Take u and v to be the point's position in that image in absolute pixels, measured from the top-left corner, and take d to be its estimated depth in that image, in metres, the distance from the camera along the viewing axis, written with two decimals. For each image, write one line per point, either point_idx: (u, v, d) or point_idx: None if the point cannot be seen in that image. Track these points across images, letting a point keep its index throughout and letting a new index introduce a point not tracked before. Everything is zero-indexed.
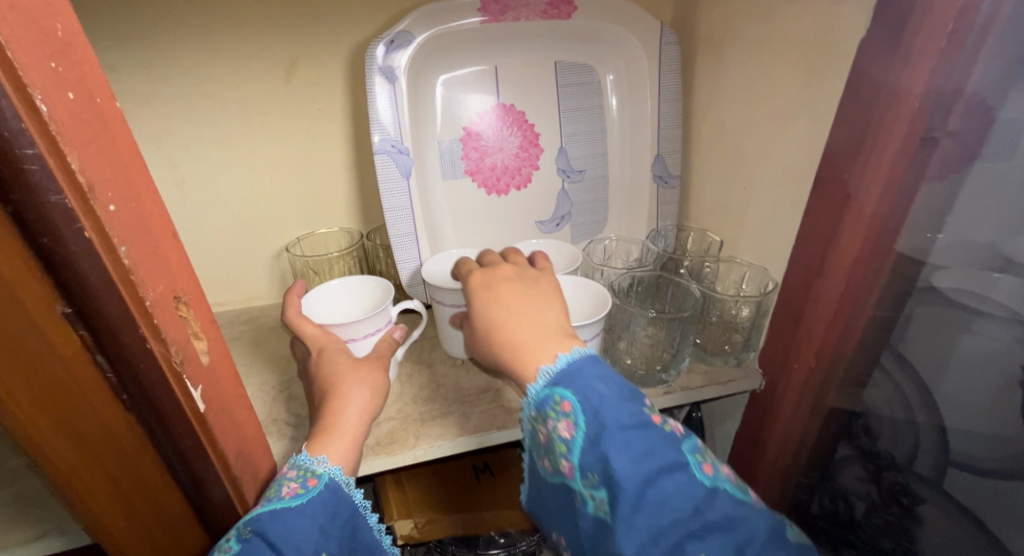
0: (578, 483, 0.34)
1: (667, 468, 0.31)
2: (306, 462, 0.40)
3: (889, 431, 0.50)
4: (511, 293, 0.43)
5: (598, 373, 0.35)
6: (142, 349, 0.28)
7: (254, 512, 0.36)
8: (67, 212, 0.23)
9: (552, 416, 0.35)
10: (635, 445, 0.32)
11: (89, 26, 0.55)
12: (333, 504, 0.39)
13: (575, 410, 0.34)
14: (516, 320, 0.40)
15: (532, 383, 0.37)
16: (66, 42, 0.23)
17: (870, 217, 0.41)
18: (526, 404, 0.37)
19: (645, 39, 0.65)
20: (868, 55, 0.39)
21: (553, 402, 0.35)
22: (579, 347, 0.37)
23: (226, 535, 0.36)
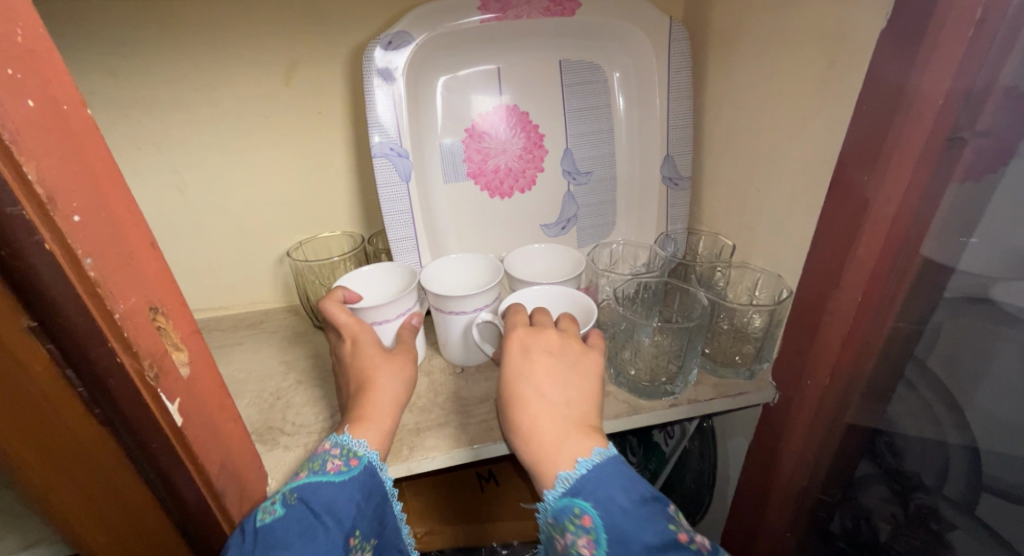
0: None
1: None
2: (350, 442, 0.41)
3: (915, 450, 0.47)
4: (544, 373, 0.42)
5: (619, 481, 0.36)
6: (111, 363, 0.27)
7: (299, 481, 0.38)
8: (26, 223, 0.22)
9: (571, 529, 0.35)
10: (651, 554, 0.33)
11: (90, 32, 0.55)
12: (369, 485, 0.40)
13: (596, 525, 0.35)
14: (541, 408, 0.40)
15: (552, 488, 0.37)
16: (26, 48, 0.22)
17: (894, 222, 0.38)
18: (543, 510, 0.38)
19: (654, 35, 0.62)
20: (891, 46, 0.36)
21: (573, 513, 0.35)
22: (600, 448, 0.38)
23: (271, 498, 0.38)
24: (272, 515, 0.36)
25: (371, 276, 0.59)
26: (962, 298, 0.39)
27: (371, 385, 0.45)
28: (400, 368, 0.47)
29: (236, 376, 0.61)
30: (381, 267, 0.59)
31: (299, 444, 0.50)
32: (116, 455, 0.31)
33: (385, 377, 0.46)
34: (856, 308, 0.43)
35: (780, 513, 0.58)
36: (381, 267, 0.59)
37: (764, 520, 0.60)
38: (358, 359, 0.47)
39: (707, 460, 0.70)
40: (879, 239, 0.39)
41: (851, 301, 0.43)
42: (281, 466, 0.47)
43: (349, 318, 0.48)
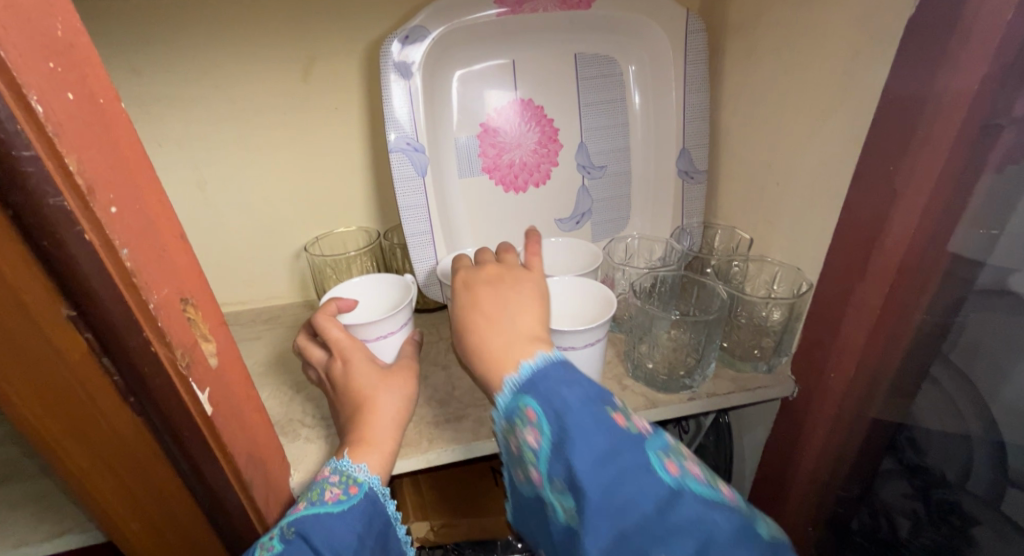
0: (548, 488, 0.34)
1: (624, 465, 0.31)
2: (349, 468, 0.40)
3: (937, 446, 0.47)
4: (489, 302, 0.43)
5: (562, 375, 0.35)
6: (147, 353, 0.27)
7: (296, 515, 0.36)
8: (67, 214, 0.22)
9: (520, 425, 0.35)
10: (594, 445, 0.31)
11: (111, 31, 0.56)
12: (370, 514, 0.39)
13: (538, 416, 0.34)
14: (488, 331, 0.40)
15: (500, 392, 0.37)
16: (66, 43, 0.22)
17: (919, 213, 0.38)
18: (497, 415, 0.38)
19: (671, 28, 0.62)
20: (920, 33, 0.35)
21: (520, 411, 0.35)
22: (546, 351, 0.38)
23: (267, 533, 0.36)
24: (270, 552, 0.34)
25: (365, 286, 0.59)
26: (988, 292, 0.38)
27: (370, 406, 0.44)
28: (400, 385, 0.46)
29: (254, 370, 0.62)
30: (373, 277, 0.59)
31: (319, 436, 0.50)
32: (149, 442, 0.32)
33: (384, 397, 0.45)
34: (881, 301, 0.42)
35: (798, 508, 0.57)
36: (379, 275, 0.59)
37: (782, 515, 0.60)
38: (352, 381, 0.46)
39: (723, 455, 0.70)
40: (904, 232, 0.39)
41: (874, 293, 0.43)
42: (302, 458, 0.48)
43: (341, 333, 0.47)
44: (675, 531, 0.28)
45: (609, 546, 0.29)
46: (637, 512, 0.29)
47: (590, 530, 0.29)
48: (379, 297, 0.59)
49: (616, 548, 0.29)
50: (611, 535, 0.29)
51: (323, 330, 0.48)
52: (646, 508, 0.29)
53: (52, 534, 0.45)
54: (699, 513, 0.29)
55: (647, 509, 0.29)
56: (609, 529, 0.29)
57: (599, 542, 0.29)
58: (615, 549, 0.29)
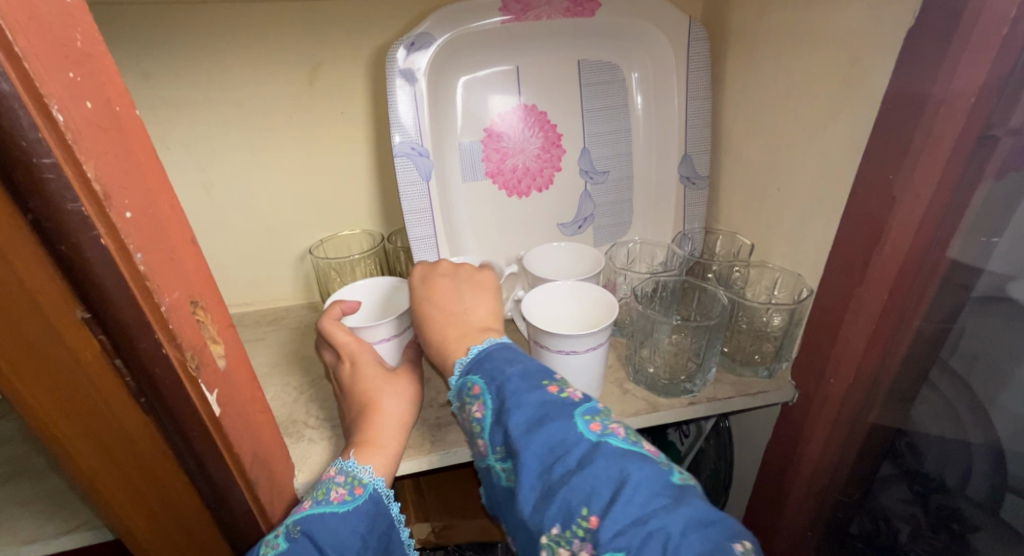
0: (492, 457, 0.35)
1: (549, 423, 0.32)
2: (355, 470, 0.40)
3: (936, 451, 0.47)
4: (445, 292, 0.48)
5: (505, 357, 0.39)
6: (158, 354, 0.28)
7: (302, 513, 0.37)
8: (84, 219, 0.23)
9: (469, 402, 0.38)
10: (526, 409, 0.33)
11: (122, 36, 0.57)
12: (373, 515, 0.39)
13: (483, 391, 0.37)
14: (445, 313, 0.45)
15: (453, 375, 0.41)
16: (85, 52, 0.23)
17: (918, 220, 0.38)
18: (452, 398, 0.40)
19: (674, 35, 0.62)
20: (918, 45, 0.36)
21: (468, 389, 0.38)
22: (494, 339, 0.42)
23: (273, 531, 0.36)
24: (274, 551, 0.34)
25: (367, 289, 0.59)
26: (986, 298, 0.39)
27: (375, 408, 0.45)
28: (403, 387, 0.47)
29: (259, 371, 0.62)
30: (375, 281, 0.60)
31: (323, 437, 0.51)
32: (158, 441, 0.32)
33: (388, 399, 0.46)
34: (880, 307, 0.43)
35: (798, 512, 0.58)
36: (381, 278, 0.60)
37: (782, 520, 0.60)
38: (358, 383, 0.46)
39: (724, 460, 0.70)
40: (904, 239, 0.40)
41: (874, 300, 0.43)
42: (306, 459, 0.48)
43: (347, 337, 0.48)
44: (590, 475, 0.29)
45: (537, 502, 0.30)
46: (560, 463, 0.30)
47: (522, 484, 0.31)
48: (382, 300, 0.60)
49: (541, 500, 0.30)
50: (538, 490, 0.30)
51: (330, 335, 0.48)
52: (568, 459, 0.30)
53: (61, 531, 0.45)
54: (613, 458, 0.29)
55: (568, 461, 0.30)
56: (537, 482, 0.30)
57: (529, 497, 0.30)
58: (541, 501, 0.30)
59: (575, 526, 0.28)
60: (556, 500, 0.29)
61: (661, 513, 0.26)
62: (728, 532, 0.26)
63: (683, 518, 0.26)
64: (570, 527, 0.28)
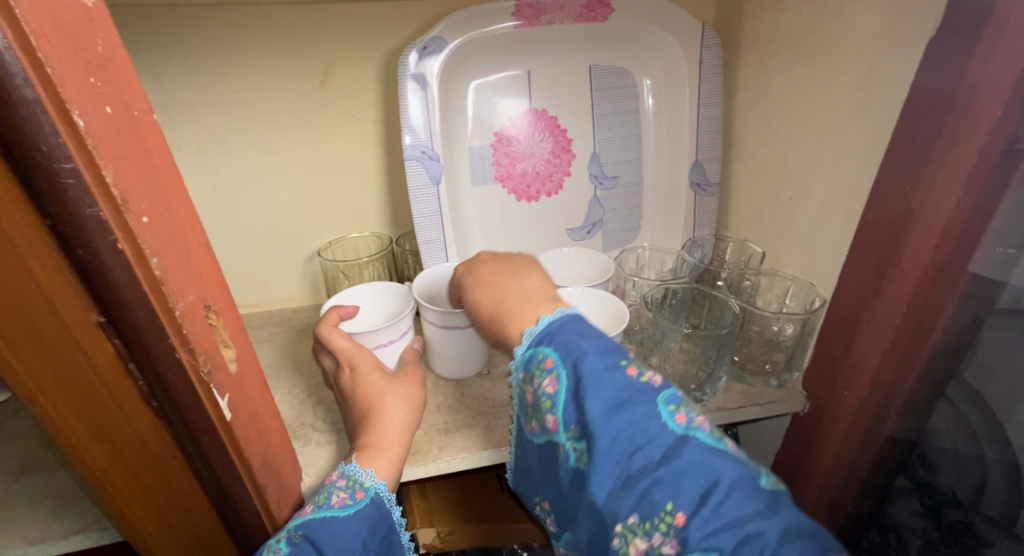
0: (561, 436, 0.35)
1: (631, 409, 0.31)
2: (356, 473, 0.40)
3: (950, 465, 0.46)
4: (493, 274, 0.47)
5: (579, 330, 0.37)
6: (171, 359, 0.28)
7: (304, 518, 0.36)
8: (102, 224, 0.23)
9: (538, 374, 0.37)
10: (605, 391, 0.32)
11: (136, 38, 0.57)
12: (375, 519, 0.39)
13: (556, 364, 0.36)
14: (495, 295, 0.44)
15: (521, 344, 0.40)
16: (106, 57, 0.23)
17: (938, 233, 0.38)
18: (516, 368, 0.39)
19: (687, 41, 0.62)
20: (940, 56, 0.35)
21: (538, 361, 0.37)
22: (564, 310, 0.40)
23: (275, 536, 0.36)
24: None
25: (365, 293, 0.59)
26: (1008, 313, 0.38)
27: (377, 411, 0.45)
28: (405, 390, 0.47)
29: (266, 372, 0.62)
30: (374, 285, 0.60)
31: (330, 441, 0.51)
32: (166, 443, 0.32)
33: (391, 402, 0.46)
34: (897, 320, 0.42)
35: None
36: (379, 282, 0.60)
37: None
38: (360, 387, 0.46)
39: None
40: (922, 251, 0.39)
41: (890, 312, 0.43)
42: (313, 462, 0.48)
43: (346, 342, 0.48)
44: (678, 471, 0.28)
45: (614, 491, 0.29)
46: (642, 453, 0.29)
47: (596, 469, 0.30)
48: (380, 305, 0.60)
49: (619, 488, 0.29)
50: (615, 477, 0.30)
51: (328, 341, 0.49)
52: (651, 451, 0.29)
53: (69, 531, 0.46)
54: (702, 456, 0.28)
55: (651, 452, 0.29)
56: (615, 469, 0.30)
57: (604, 484, 0.30)
58: (619, 489, 0.29)
59: (657, 520, 0.27)
60: (636, 490, 0.29)
61: (755, 518, 0.26)
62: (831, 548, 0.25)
63: (782, 525, 0.25)
64: (652, 520, 0.27)
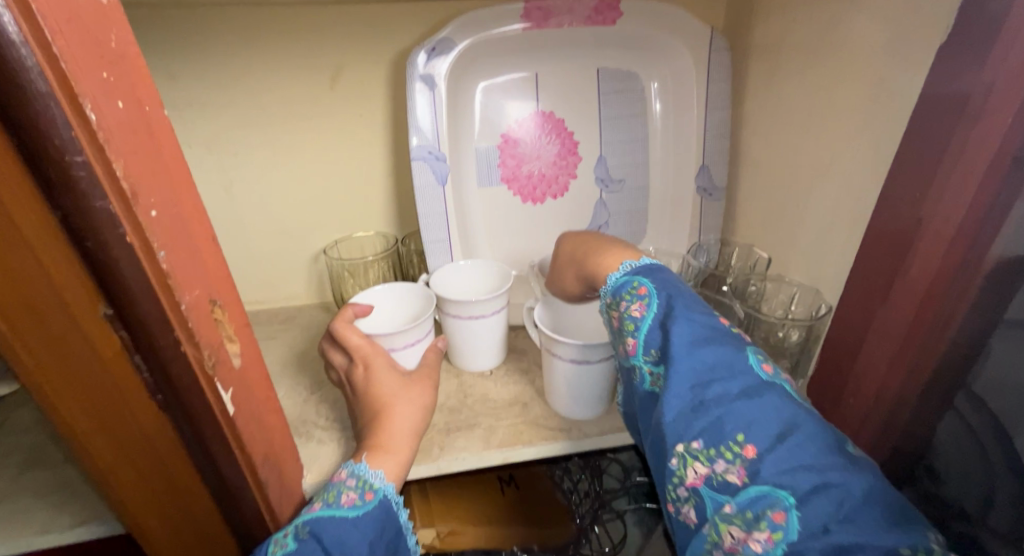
0: (640, 358, 0.35)
1: (717, 347, 0.32)
2: (366, 473, 0.40)
3: (957, 476, 0.43)
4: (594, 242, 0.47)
5: (674, 280, 0.38)
6: (176, 352, 0.28)
7: (312, 515, 0.37)
8: (111, 217, 0.23)
9: (627, 299, 0.38)
10: (695, 327, 0.33)
11: (149, 35, 0.58)
12: (383, 522, 0.39)
13: (650, 293, 0.37)
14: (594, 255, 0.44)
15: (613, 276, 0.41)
16: (118, 53, 0.23)
17: (946, 242, 0.37)
18: (603, 295, 0.40)
19: (696, 45, 0.62)
20: (951, 63, 0.35)
21: (632, 287, 0.38)
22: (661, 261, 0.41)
23: (282, 531, 0.36)
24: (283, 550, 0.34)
25: (385, 293, 0.60)
26: None
27: (388, 414, 0.45)
28: (418, 395, 0.47)
29: (271, 369, 0.63)
30: (392, 286, 0.60)
31: (333, 438, 0.51)
32: (170, 438, 0.32)
33: (402, 405, 0.46)
34: (905, 329, 0.42)
35: None
36: (398, 284, 0.60)
37: None
38: (370, 389, 0.47)
39: None
40: (931, 260, 0.39)
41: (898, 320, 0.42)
42: (315, 460, 0.48)
43: (361, 340, 0.49)
44: (757, 408, 0.29)
45: (683, 413, 0.30)
46: (720, 384, 0.30)
47: (669, 390, 0.31)
48: (396, 307, 0.60)
49: (690, 411, 0.30)
50: (686, 400, 0.31)
51: (344, 338, 0.49)
52: (731, 386, 0.30)
53: (74, 523, 0.46)
54: (784, 402, 0.29)
55: (730, 386, 0.30)
56: (688, 393, 0.31)
57: (675, 404, 0.31)
58: (689, 412, 0.30)
59: (724, 447, 0.28)
60: (708, 414, 0.29)
61: (835, 468, 0.26)
62: (910, 514, 0.25)
63: (862, 483, 0.25)
64: (718, 446, 0.28)
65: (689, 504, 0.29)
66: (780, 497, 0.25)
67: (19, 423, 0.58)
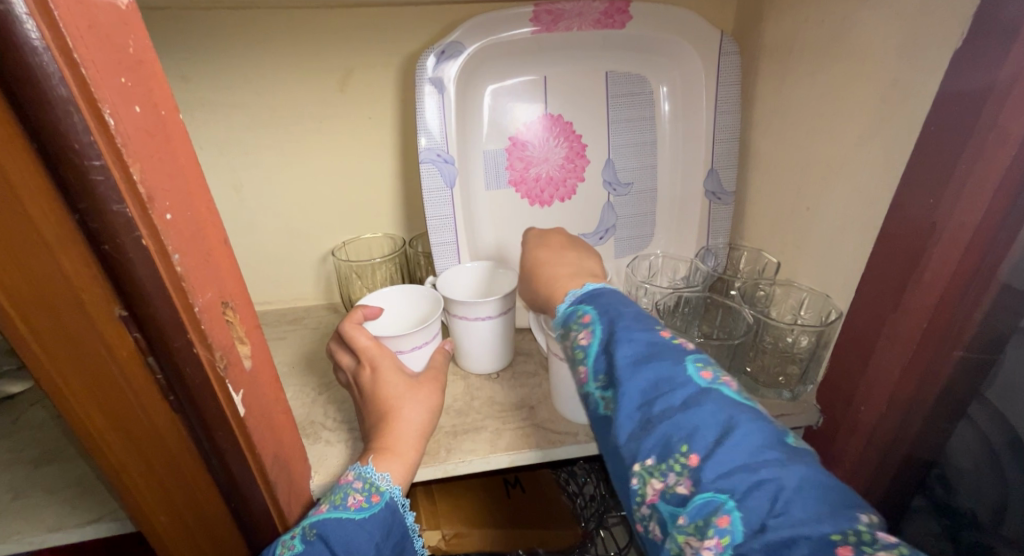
0: (590, 385, 0.35)
1: (659, 360, 0.31)
2: (373, 475, 0.40)
3: (968, 486, 0.46)
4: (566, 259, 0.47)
5: (617, 298, 0.38)
6: (189, 354, 0.28)
7: (320, 516, 0.37)
8: (127, 220, 0.23)
9: (575, 328, 0.38)
10: (636, 343, 0.33)
11: (162, 39, 0.58)
12: (389, 523, 0.39)
13: (593, 320, 0.37)
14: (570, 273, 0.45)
15: (562, 305, 0.41)
16: (137, 59, 0.23)
17: (960, 248, 0.37)
18: (556, 326, 0.40)
19: (705, 48, 0.62)
20: (966, 69, 0.35)
21: (577, 316, 0.38)
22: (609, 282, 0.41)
23: (290, 532, 0.37)
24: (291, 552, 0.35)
25: (392, 296, 0.60)
26: None
27: (396, 416, 0.45)
28: (427, 397, 0.47)
29: (280, 370, 0.63)
30: (402, 289, 0.60)
31: (341, 440, 0.51)
32: (181, 439, 0.33)
33: (410, 407, 0.46)
34: (916, 335, 0.42)
35: None
36: (405, 287, 0.60)
37: None
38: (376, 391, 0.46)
39: None
40: (944, 267, 0.38)
41: (909, 327, 0.42)
42: (323, 461, 0.49)
43: (368, 341, 0.48)
44: (696, 416, 0.28)
45: (633, 433, 0.30)
46: (664, 398, 0.30)
47: (619, 412, 0.31)
48: (404, 310, 0.60)
49: (639, 429, 0.29)
50: (635, 420, 0.30)
51: (352, 339, 0.49)
52: (674, 397, 0.29)
53: (86, 520, 0.47)
54: (724, 405, 0.28)
55: (673, 399, 0.29)
56: (637, 411, 0.30)
57: (625, 425, 0.30)
58: (638, 431, 0.29)
59: (672, 460, 0.28)
60: (654, 432, 0.29)
61: (771, 465, 0.25)
62: (853, 501, 0.24)
63: (796, 475, 0.25)
64: (667, 461, 0.28)
65: (653, 522, 0.29)
66: (722, 502, 0.25)
67: (33, 421, 0.58)
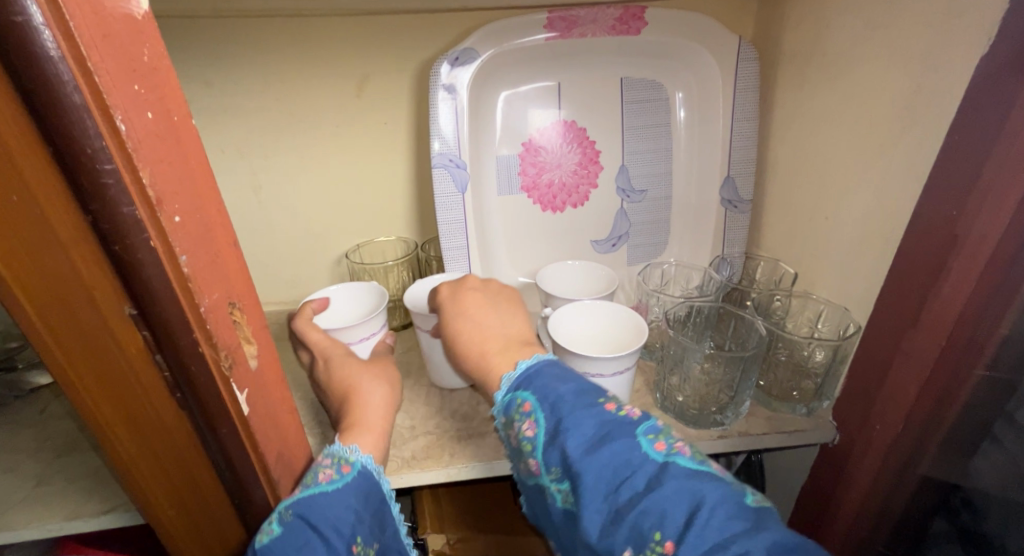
0: (546, 478, 0.35)
1: (611, 443, 0.32)
2: (340, 451, 0.40)
3: (995, 512, 0.45)
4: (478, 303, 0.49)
5: (554, 377, 0.38)
6: (194, 352, 0.29)
7: (293, 497, 0.35)
8: (137, 222, 0.24)
9: (518, 418, 0.38)
10: (584, 429, 0.33)
11: (187, 46, 0.60)
12: (365, 490, 0.38)
13: (535, 408, 0.37)
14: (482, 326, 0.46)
15: (501, 389, 0.41)
16: (151, 66, 0.24)
17: (982, 262, 0.36)
18: (496, 413, 0.40)
19: (723, 54, 0.61)
20: (991, 76, 0.34)
21: (517, 405, 0.38)
22: (540, 356, 0.42)
23: (268, 519, 0.35)
24: (269, 536, 0.33)
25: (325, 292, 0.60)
26: None
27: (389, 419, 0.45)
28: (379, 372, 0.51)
29: (292, 370, 0.64)
30: (348, 284, 0.61)
31: None
32: (188, 434, 0.34)
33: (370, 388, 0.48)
34: (934, 353, 0.40)
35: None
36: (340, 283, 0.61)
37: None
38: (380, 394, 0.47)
39: None
40: (965, 281, 0.37)
41: (928, 344, 0.40)
42: None
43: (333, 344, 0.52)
44: (662, 498, 0.29)
45: (604, 528, 0.30)
46: (627, 485, 0.30)
47: (584, 508, 0.30)
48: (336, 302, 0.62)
49: (609, 523, 0.29)
50: (603, 513, 0.30)
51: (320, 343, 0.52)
52: (636, 481, 0.30)
53: (102, 510, 0.48)
54: (684, 479, 0.29)
55: (635, 483, 0.30)
56: (604, 505, 0.30)
57: (595, 522, 0.30)
58: (609, 525, 0.29)
59: (648, 551, 0.28)
60: (625, 523, 0.29)
61: (742, 538, 0.26)
62: None
63: (766, 544, 0.26)
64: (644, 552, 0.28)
65: None
66: None
67: (55, 413, 0.60)
